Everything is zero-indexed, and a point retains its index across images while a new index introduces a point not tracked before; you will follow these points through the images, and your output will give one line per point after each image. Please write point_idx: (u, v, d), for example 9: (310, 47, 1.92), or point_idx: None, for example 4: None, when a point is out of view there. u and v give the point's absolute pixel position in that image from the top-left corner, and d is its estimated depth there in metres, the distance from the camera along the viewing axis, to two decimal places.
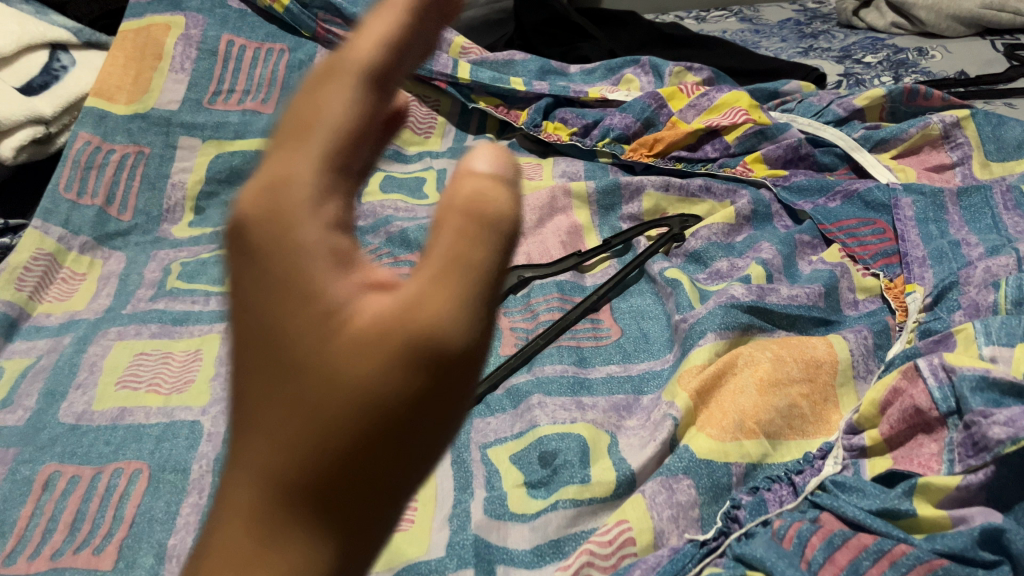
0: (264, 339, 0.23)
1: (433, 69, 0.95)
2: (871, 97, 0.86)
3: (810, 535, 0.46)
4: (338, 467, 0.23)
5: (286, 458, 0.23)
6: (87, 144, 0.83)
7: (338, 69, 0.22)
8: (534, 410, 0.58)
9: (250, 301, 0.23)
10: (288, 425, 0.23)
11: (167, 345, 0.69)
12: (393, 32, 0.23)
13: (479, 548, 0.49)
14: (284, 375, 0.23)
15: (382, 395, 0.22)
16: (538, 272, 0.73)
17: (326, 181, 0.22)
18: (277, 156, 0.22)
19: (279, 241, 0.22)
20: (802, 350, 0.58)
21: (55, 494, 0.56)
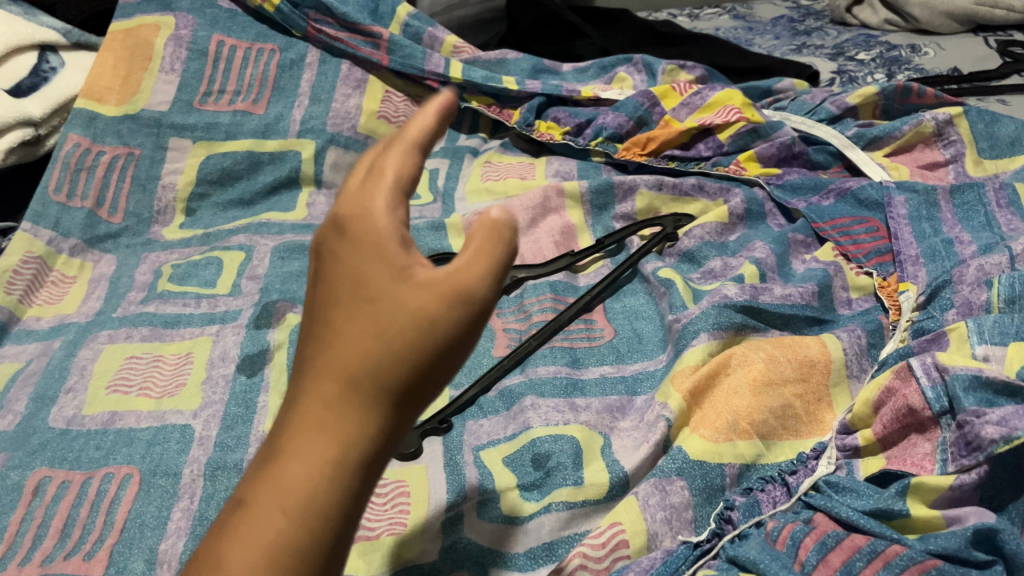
0: (345, 286, 0.33)
1: (425, 69, 0.94)
2: (864, 95, 0.85)
3: (803, 537, 0.45)
4: (392, 375, 0.32)
5: (356, 363, 0.32)
6: (77, 146, 0.83)
7: (410, 128, 0.34)
8: (528, 412, 0.57)
9: (340, 259, 0.34)
10: (361, 340, 0.33)
11: (158, 348, 0.68)
12: (445, 111, 0.35)
13: (473, 551, 0.50)
14: (363, 309, 0.33)
15: (430, 321, 0.32)
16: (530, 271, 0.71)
17: (397, 194, 0.33)
18: (365, 181, 0.34)
19: (365, 219, 0.33)
20: (796, 350, 0.57)
21: (45, 499, 0.55)
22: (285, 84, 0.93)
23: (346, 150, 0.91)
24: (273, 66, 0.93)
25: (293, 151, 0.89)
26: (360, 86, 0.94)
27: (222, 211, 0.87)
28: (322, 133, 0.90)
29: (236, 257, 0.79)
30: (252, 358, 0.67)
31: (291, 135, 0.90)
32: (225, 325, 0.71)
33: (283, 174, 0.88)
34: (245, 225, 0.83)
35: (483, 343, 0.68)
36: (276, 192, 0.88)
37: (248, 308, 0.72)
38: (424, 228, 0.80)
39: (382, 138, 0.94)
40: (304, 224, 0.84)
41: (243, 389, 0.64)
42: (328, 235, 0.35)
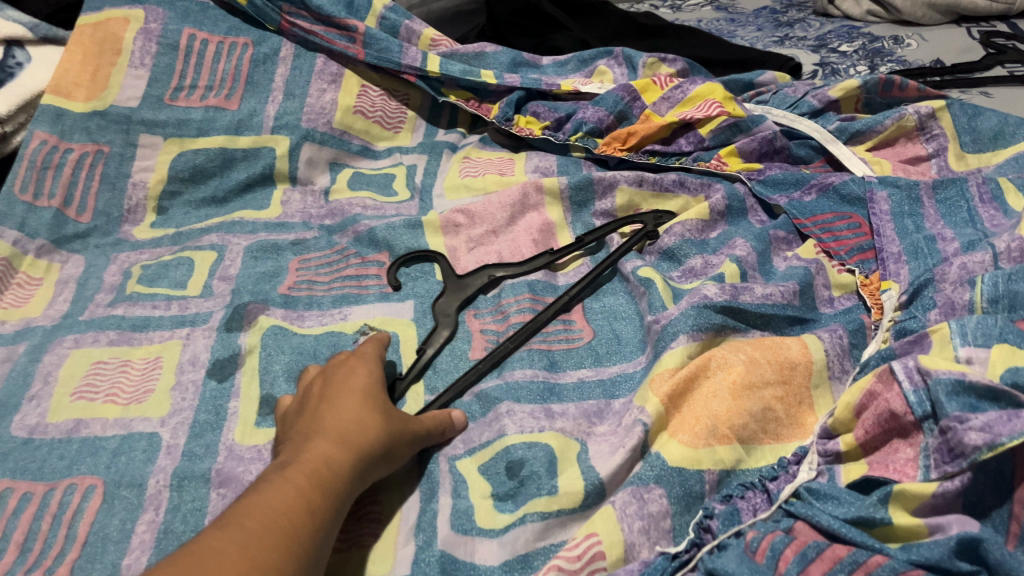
0: (355, 387, 0.54)
1: (401, 63, 0.92)
2: (846, 89, 0.84)
3: (783, 549, 0.44)
4: (394, 426, 0.52)
5: (371, 414, 0.52)
6: (43, 143, 0.80)
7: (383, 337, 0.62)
8: (503, 419, 0.56)
9: (346, 379, 0.55)
10: (371, 404, 0.53)
11: (125, 352, 0.67)
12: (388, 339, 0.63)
13: (444, 563, 0.48)
14: (378, 400, 0.53)
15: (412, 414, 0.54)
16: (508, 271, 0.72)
17: (380, 366, 0.58)
18: (364, 356, 0.58)
19: (372, 368, 0.57)
20: (777, 352, 0.56)
21: (6, 512, 0.54)
22: (258, 79, 0.91)
23: (321, 146, 0.89)
24: (246, 61, 0.91)
25: (266, 148, 0.87)
26: (336, 80, 0.93)
27: (194, 209, 0.85)
28: (297, 129, 0.88)
29: (208, 257, 0.77)
30: (223, 363, 0.65)
31: (265, 131, 0.88)
32: (195, 328, 0.69)
33: (256, 171, 0.86)
34: (218, 224, 0.82)
35: (460, 344, 0.66)
36: (250, 189, 0.87)
37: (220, 311, 0.70)
38: (399, 226, 0.77)
39: (357, 134, 0.92)
40: (278, 222, 0.83)
41: (213, 395, 0.62)
42: (334, 375, 0.56)
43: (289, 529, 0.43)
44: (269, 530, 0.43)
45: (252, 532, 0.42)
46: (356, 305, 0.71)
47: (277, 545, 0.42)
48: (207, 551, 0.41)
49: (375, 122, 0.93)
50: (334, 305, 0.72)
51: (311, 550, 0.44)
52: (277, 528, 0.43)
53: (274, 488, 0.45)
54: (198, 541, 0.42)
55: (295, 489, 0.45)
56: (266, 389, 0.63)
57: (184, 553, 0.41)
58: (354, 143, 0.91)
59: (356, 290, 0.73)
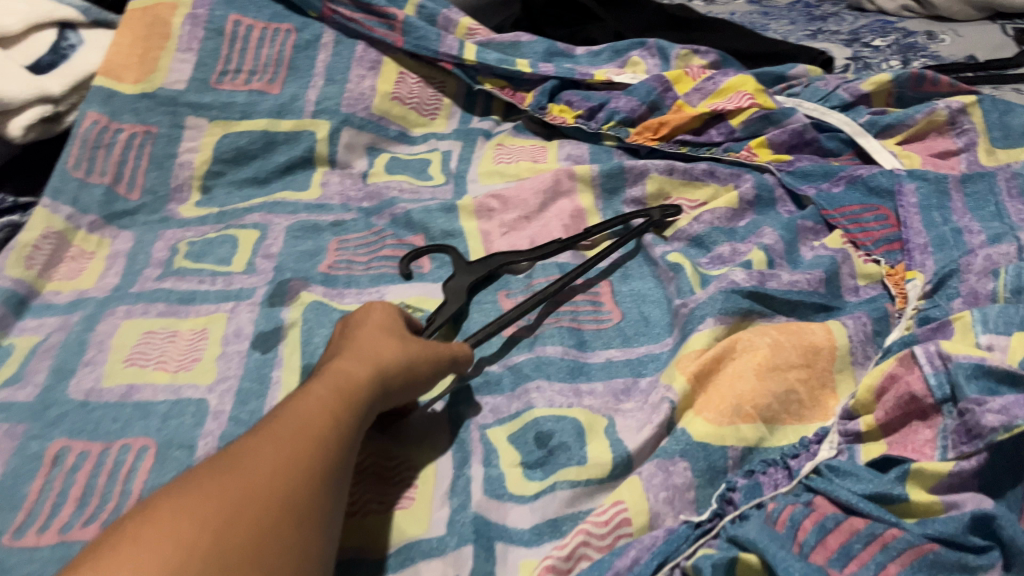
0: (375, 320, 0.57)
1: (438, 50, 0.95)
2: (878, 83, 0.85)
3: (802, 519, 0.46)
4: (411, 354, 0.55)
5: (390, 343, 0.54)
6: (94, 123, 0.83)
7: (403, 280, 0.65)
8: (531, 393, 0.59)
9: (366, 312, 0.58)
10: (389, 335, 0.55)
11: (174, 323, 0.70)
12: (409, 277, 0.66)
13: (478, 525, 0.50)
14: (397, 332, 0.56)
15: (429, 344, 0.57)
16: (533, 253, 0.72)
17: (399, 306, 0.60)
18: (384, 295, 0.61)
19: (390, 305, 0.59)
20: (801, 336, 0.58)
21: (64, 469, 0.57)
22: (300, 64, 0.93)
23: (360, 130, 0.92)
24: (289, 46, 0.93)
25: (307, 132, 0.90)
26: (375, 67, 0.95)
27: (237, 189, 0.88)
28: (336, 114, 0.91)
29: (251, 235, 0.80)
30: (266, 335, 0.68)
31: (306, 115, 0.91)
32: (240, 302, 0.72)
33: (297, 154, 0.89)
34: (260, 204, 0.84)
35: (493, 322, 0.68)
36: (290, 171, 0.90)
37: (263, 286, 0.73)
38: (435, 209, 0.80)
39: (395, 120, 0.95)
40: (318, 204, 0.85)
41: (257, 364, 0.65)
42: (356, 311, 0.58)
43: (318, 434, 0.45)
44: (300, 435, 0.45)
45: (285, 434, 0.44)
46: (393, 285, 0.74)
47: (309, 447, 0.44)
48: (245, 449, 0.43)
49: (412, 109, 0.96)
50: (372, 283, 0.74)
51: (339, 456, 0.46)
52: (307, 432, 0.45)
53: (301, 398, 0.48)
54: (233, 443, 0.44)
55: (322, 400, 0.48)
56: (307, 358, 0.65)
57: (222, 452, 0.43)
58: (391, 129, 0.94)
59: (393, 270, 0.76)
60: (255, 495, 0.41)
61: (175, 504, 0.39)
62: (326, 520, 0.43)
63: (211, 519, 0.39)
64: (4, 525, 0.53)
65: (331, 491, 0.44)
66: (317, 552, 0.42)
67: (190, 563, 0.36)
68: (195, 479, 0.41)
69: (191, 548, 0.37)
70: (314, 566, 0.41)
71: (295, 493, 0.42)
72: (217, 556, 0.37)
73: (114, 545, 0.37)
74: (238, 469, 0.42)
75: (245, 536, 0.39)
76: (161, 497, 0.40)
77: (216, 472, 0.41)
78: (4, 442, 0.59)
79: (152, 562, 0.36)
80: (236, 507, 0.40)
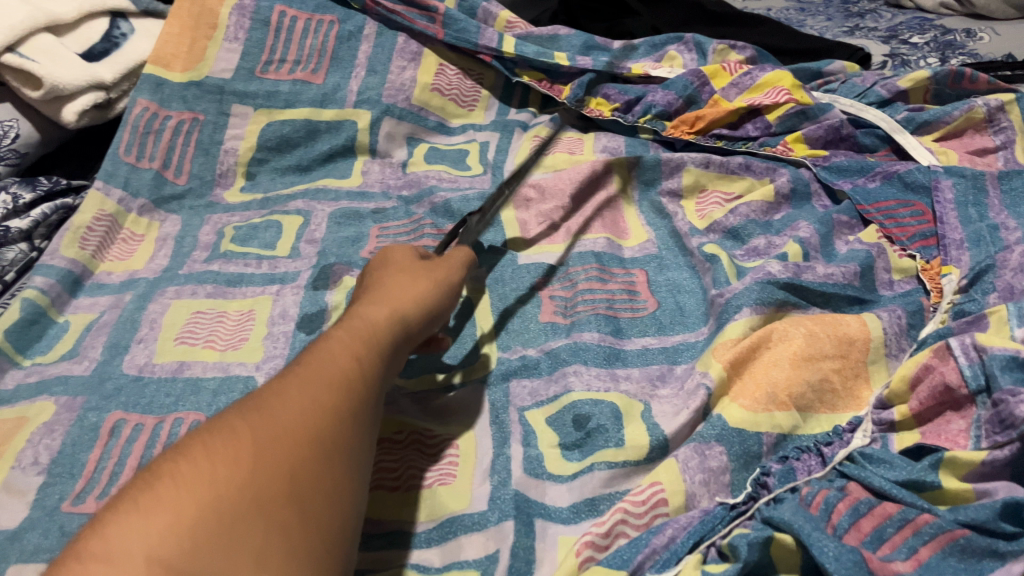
0: (392, 268, 0.59)
1: (478, 43, 0.96)
2: (916, 79, 0.86)
3: (836, 502, 0.47)
4: (426, 294, 0.57)
5: (403, 289, 0.56)
6: (145, 110, 0.87)
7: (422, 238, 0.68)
8: (569, 377, 0.61)
9: (383, 263, 0.61)
10: (403, 279, 0.58)
11: (222, 304, 0.72)
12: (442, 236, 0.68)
13: (519, 502, 0.52)
14: (410, 273, 0.59)
15: (443, 282, 0.59)
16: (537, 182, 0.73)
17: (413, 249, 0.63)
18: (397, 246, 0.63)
19: (402, 251, 0.62)
20: (836, 327, 0.59)
21: (120, 440, 0.59)
22: (342, 55, 0.95)
23: (400, 121, 0.93)
24: (332, 37, 0.95)
25: (349, 121, 0.92)
26: (415, 58, 0.96)
27: (280, 175, 0.90)
28: (378, 104, 0.93)
29: (294, 221, 0.82)
30: (311, 317, 0.70)
31: (348, 104, 0.93)
32: (285, 286, 0.74)
33: (339, 143, 0.91)
34: (303, 191, 0.86)
35: (530, 309, 0.70)
36: (332, 159, 0.91)
37: (307, 270, 0.76)
38: (473, 198, 0.82)
39: (434, 110, 0.96)
40: (359, 191, 0.87)
41: (303, 345, 0.67)
42: (374, 265, 0.61)
43: (343, 373, 0.47)
44: (327, 375, 0.47)
45: (312, 376, 0.47)
46: None
47: (335, 386, 0.46)
48: (274, 392, 0.45)
49: (451, 100, 0.97)
50: None
51: (367, 393, 0.48)
52: (334, 372, 0.47)
53: (323, 344, 0.50)
54: (263, 388, 0.46)
55: (346, 343, 0.50)
56: None
57: (253, 397, 0.46)
58: (430, 120, 0.96)
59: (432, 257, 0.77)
60: (287, 430, 0.43)
61: (214, 445, 0.42)
62: (360, 453, 0.45)
63: (244, 457, 0.41)
64: (65, 491, 0.56)
65: (362, 426, 0.46)
66: (352, 483, 0.44)
67: (227, 496, 0.39)
68: (228, 421, 0.43)
69: (226, 483, 0.39)
70: (350, 497, 0.43)
71: (324, 429, 0.44)
72: (253, 489, 0.40)
73: (156, 484, 0.39)
74: (268, 410, 0.44)
75: (279, 470, 0.41)
76: (197, 439, 0.42)
77: (250, 412, 0.44)
78: (63, 413, 0.61)
79: (191, 497, 0.38)
80: (267, 443, 0.42)
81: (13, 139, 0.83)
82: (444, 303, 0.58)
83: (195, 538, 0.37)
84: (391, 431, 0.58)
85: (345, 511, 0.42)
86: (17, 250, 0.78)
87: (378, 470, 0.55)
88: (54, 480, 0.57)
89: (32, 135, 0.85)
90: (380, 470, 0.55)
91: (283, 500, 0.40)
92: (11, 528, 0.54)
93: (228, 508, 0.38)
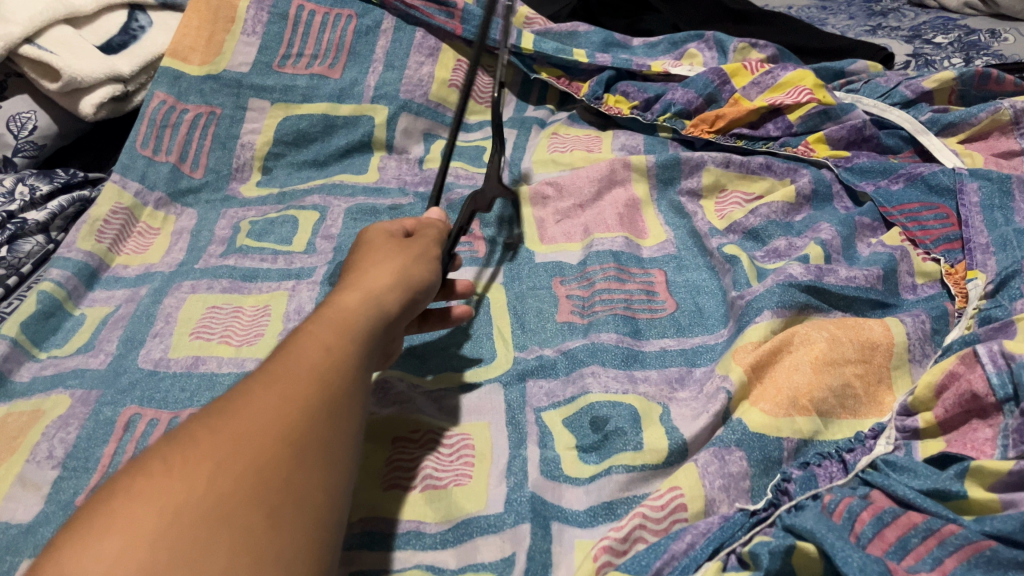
0: (368, 248, 0.55)
1: (496, 39, 0.95)
2: (941, 80, 0.84)
3: (859, 511, 0.46)
4: (403, 271, 0.53)
5: (379, 271, 0.52)
6: (162, 103, 0.86)
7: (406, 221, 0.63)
8: (587, 378, 0.60)
9: (359, 245, 0.56)
10: (379, 260, 0.53)
11: (237, 299, 0.72)
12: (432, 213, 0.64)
13: (535, 504, 0.51)
14: (383, 253, 0.54)
15: (420, 257, 0.55)
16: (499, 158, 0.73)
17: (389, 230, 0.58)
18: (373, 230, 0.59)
19: (377, 234, 0.57)
20: (858, 332, 0.58)
21: (135, 434, 0.59)
22: (360, 49, 0.95)
23: (417, 117, 0.93)
24: (350, 32, 0.95)
25: (366, 116, 0.91)
26: (433, 53, 0.96)
27: (296, 170, 0.89)
28: (395, 100, 0.92)
29: (311, 216, 0.82)
30: None
31: (365, 99, 0.92)
32: (301, 281, 0.74)
33: (356, 138, 0.90)
34: (319, 186, 0.86)
35: (547, 308, 0.69)
36: (349, 155, 0.91)
37: (323, 266, 0.75)
38: None
39: (451, 107, 0.95)
40: (375, 187, 0.86)
41: None
42: (351, 252, 0.57)
43: (318, 365, 0.43)
44: (300, 368, 0.42)
45: (283, 370, 0.42)
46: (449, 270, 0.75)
47: (310, 380, 0.42)
48: (244, 391, 0.41)
49: (468, 96, 0.96)
50: None
51: (347, 384, 0.43)
52: (308, 365, 0.43)
53: (299, 336, 0.45)
54: (230, 389, 0.42)
55: (320, 332, 0.45)
56: None
57: (219, 399, 0.41)
58: (448, 116, 0.95)
59: None
60: (256, 431, 0.38)
61: (177, 451, 0.37)
62: (342, 453, 0.41)
63: (207, 461, 0.37)
64: (80, 486, 0.56)
65: (345, 421, 0.42)
66: (333, 486, 0.39)
67: (189, 505, 0.35)
68: (189, 428, 0.39)
69: (186, 493, 0.35)
70: (331, 500, 0.39)
71: (298, 426, 0.39)
72: (217, 498, 0.35)
73: (109, 500, 0.35)
74: (236, 410, 0.40)
75: (247, 475, 0.37)
76: (155, 449, 0.38)
77: (217, 414, 0.40)
78: (79, 407, 0.61)
79: (147, 512, 0.34)
80: (233, 446, 0.38)
81: (31, 131, 0.84)
82: (424, 279, 0.54)
83: (152, 556, 0.32)
84: (408, 430, 0.57)
85: (326, 517, 0.38)
86: (33, 243, 0.78)
87: (395, 468, 0.55)
88: (69, 474, 0.57)
89: (50, 127, 0.85)
90: (397, 469, 0.55)
91: (253, 506, 0.36)
92: (26, 522, 0.54)
93: (191, 519, 0.34)
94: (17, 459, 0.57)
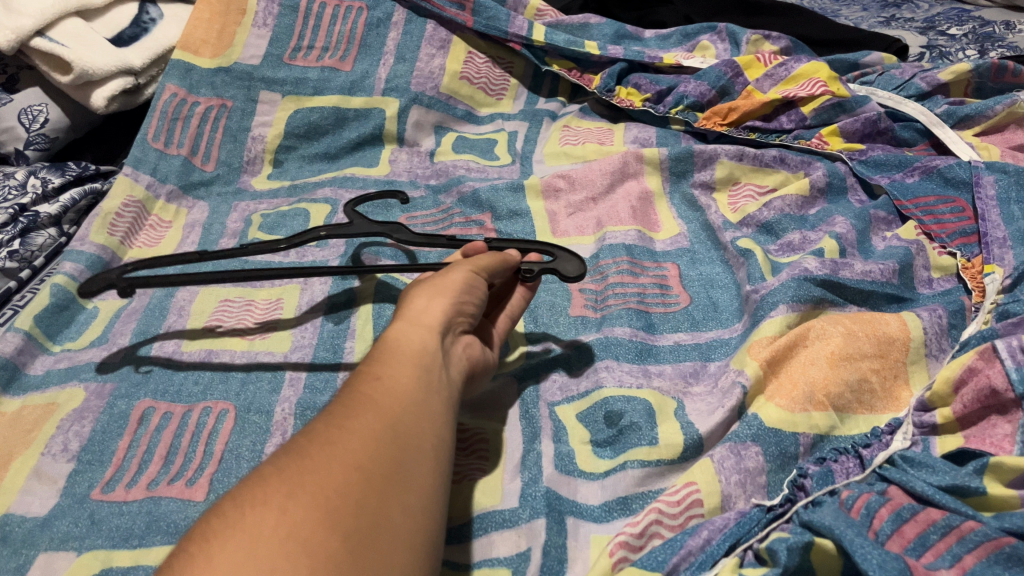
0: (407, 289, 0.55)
1: (508, 31, 0.95)
2: (957, 72, 0.83)
3: (878, 507, 0.46)
4: (436, 286, 0.52)
5: (420, 298, 0.51)
6: (174, 95, 0.86)
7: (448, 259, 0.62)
8: (601, 372, 0.60)
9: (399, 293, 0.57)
10: (419, 289, 0.52)
11: (250, 293, 0.72)
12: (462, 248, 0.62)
13: (550, 499, 0.51)
14: (421, 283, 0.53)
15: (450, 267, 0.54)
16: (334, 232, 0.65)
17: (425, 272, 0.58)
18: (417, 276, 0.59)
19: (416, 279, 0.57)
20: (875, 326, 0.58)
21: (149, 428, 0.59)
22: (371, 42, 0.94)
23: (428, 109, 0.92)
24: (361, 24, 0.94)
25: (377, 109, 0.90)
26: (444, 46, 0.95)
27: (308, 163, 0.89)
28: (406, 92, 0.91)
29: (322, 209, 0.81)
30: (339, 307, 0.69)
31: (375, 92, 0.92)
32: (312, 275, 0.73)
33: (366, 131, 0.90)
34: (331, 179, 0.86)
35: (560, 301, 0.69)
36: (360, 148, 0.90)
37: (335, 260, 0.75)
38: (502, 188, 0.80)
39: (462, 99, 0.95)
40: (387, 180, 0.86)
41: (331, 334, 0.67)
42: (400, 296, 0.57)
43: (382, 400, 0.43)
44: (363, 405, 0.42)
45: (346, 408, 0.42)
46: None
47: (372, 411, 0.42)
48: (311, 433, 0.41)
49: (480, 89, 0.96)
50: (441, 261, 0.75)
51: (409, 412, 0.43)
52: (366, 399, 0.43)
53: (360, 374, 0.45)
54: (299, 432, 0.42)
55: (379, 369, 0.45)
56: (379, 330, 0.67)
57: (288, 443, 0.41)
58: (459, 108, 0.94)
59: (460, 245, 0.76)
60: (324, 465, 0.38)
61: (249, 491, 0.37)
62: (416, 478, 0.40)
63: (278, 496, 0.36)
64: (95, 478, 0.56)
65: (413, 449, 0.41)
66: (410, 510, 0.39)
67: (264, 540, 0.34)
68: (258, 470, 0.39)
69: (260, 527, 0.35)
70: (408, 523, 0.38)
71: (364, 455, 0.39)
72: (290, 528, 0.35)
73: (189, 544, 0.35)
74: (303, 449, 0.39)
75: (317, 506, 0.36)
76: (227, 493, 0.38)
77: (288, 453, 0.39)
78: (93, 400, 0.61)
79: (225, 549, 0.34)
80: (302, 481, 0.37)
81: (42, 124, 0.84)
82: (460, 282, 0.53)
83: None
84: None
85: (407, 540, 0.38)
86: (46, 235, 0.78)
87: None
88: (84, 467, 0.57)
89: (62, 120, 0.85)
90: None
91: (328, 530, 0.35)
92: (41, 515, 0.54)
93: (266, 553, 0.34)
94: (32, 452, 0.57)
